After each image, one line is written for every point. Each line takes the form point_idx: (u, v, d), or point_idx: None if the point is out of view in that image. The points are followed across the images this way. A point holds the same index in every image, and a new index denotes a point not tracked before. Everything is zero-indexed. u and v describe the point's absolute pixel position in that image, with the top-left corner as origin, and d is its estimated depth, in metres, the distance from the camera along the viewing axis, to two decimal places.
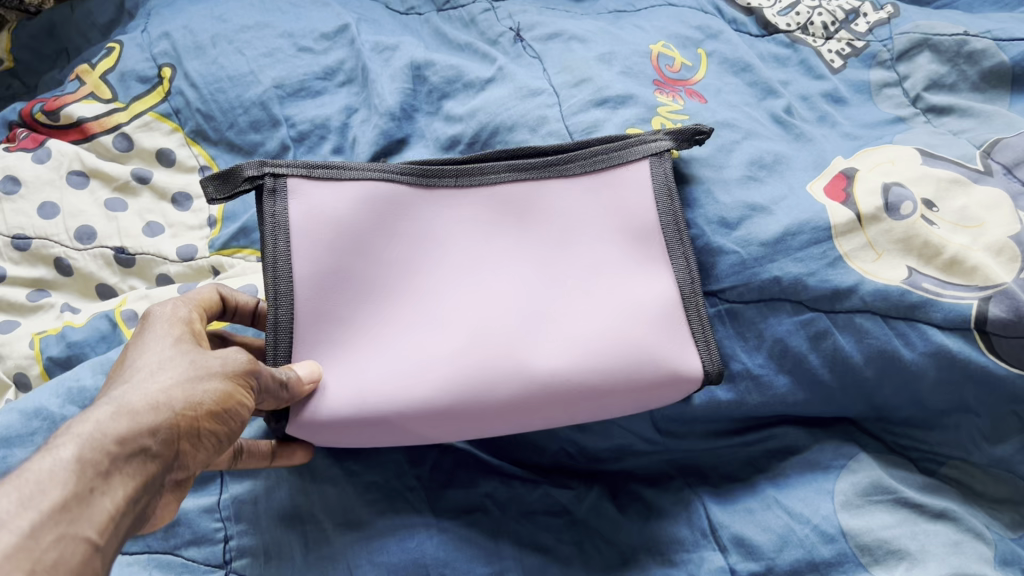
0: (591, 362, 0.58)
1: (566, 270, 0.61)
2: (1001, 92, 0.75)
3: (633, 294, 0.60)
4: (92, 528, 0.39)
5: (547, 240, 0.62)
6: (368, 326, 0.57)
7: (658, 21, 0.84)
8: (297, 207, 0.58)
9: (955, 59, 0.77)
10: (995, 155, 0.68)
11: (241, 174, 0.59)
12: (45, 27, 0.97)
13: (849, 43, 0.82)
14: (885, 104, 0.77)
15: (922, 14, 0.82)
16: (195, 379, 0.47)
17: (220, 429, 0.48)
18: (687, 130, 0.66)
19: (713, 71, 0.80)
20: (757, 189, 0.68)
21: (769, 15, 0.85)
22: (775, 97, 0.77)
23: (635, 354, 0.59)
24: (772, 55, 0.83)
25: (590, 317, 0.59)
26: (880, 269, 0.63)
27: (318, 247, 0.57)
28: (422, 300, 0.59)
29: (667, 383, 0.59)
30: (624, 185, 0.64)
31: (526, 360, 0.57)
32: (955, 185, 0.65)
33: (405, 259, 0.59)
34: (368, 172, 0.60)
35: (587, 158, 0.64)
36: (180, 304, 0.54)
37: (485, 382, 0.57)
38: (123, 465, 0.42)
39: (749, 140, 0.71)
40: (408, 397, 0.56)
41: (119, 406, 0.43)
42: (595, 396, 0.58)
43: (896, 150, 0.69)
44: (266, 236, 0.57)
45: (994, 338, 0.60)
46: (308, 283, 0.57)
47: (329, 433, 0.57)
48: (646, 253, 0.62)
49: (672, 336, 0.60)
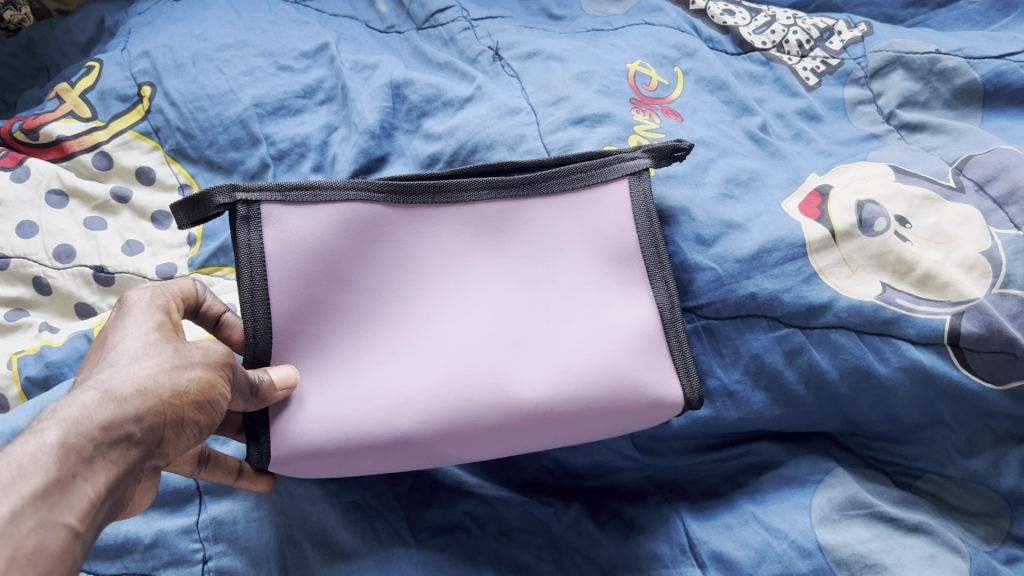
0: (575, 390, 0.58)
1: (545, 294, 0.61)
2: (973, 109, 0.77)
3: (614, 319, 0.61)
4: (71, 515, 0.40)
5: (527, 263, 0.62)
6: (347, 356, 0.58)
7: (635, 39, 0.85)
8: (272, 234, 0.57)
9: (928, 76, 0.78)
10: (967, 171, 0.69)
11: (211, 202, 0.56)
12: (25, 45, 1.02)
13: (824, 61, 0.83)
14: (859, 122, 0.78)
15: (895, 32, 0.83)
16: (180, 367, 0.47)
17: (203, 419, 0.48)
18: (665, 148, 0.66)
19: (689, 89, 0.81)
20: (732, 207, 0.69)
21: (744, 33, 0.86)
22: (751, 114, 0.78)
23: (616, 381, 0.59)
24: (747, 73, 0.84)
25: (570, 343, 0.60)
26: (854, 285, 0.64)
27: (294, 278, 0.57)
28: (402, 326, 0.59)
29: (647, 410, 0.60)
30: (604, 206, 0.64)
31: (510, 388, 0.58)
32: (927, 202, 0.67)
33: (385, 284, 0.59)
34: (345, 193, 0.58)
35: (566, 177, 0.64)
36: (162, 293, 0.55)
37: (469, 413, 0.57)
38: (106, 451, 0.42)
39: (724, 158, 0.72)
40: (391, 429, 0.56)
41: (106, 391, 0.43)
42: (577, 422, 0.59)
43: (870, 167, 0.71)
44: (242, 268, 0.56)
45: (967, 352, 0.61)
46: (287, 314, 0.57)
47: (311, 464, 0.57)
48: (626, 276, 0.63)
49: (654, 362, 0.60)
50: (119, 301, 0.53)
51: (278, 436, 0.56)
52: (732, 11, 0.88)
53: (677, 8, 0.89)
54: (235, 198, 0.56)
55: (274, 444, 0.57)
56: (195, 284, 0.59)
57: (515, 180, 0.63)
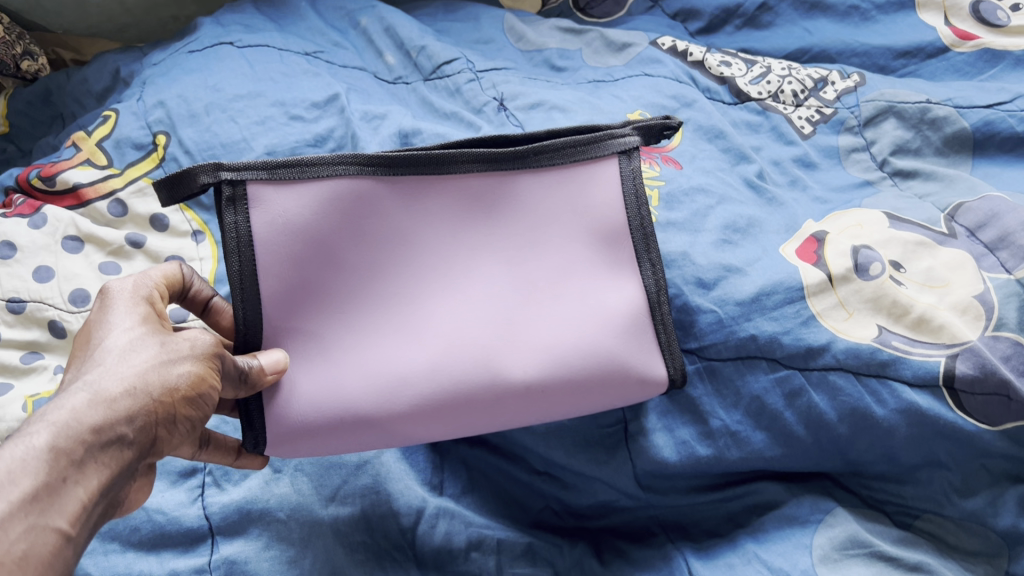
0: (565, 370, 0.61)
1: (534, 273, 0.62)
2: (964, 157, 0.79)
3: (600, 300, 0.63)
4: (62, 519, 0.41)
5: (515, 239, 0.63)
6: (341, 338, 0.57)
7: (634, 90, 0.87)
8: (259, 216, 0.56)
9: (920, 125, 0.81)
10: (959, 217, 0.72)
11: (194, 180, 0.55)
12: (42, 94, 1.04)
13: (818, 110, 0.85)
14: (854, 169, 0.81)
15: (887, 83, 0.86)
16: (169, 362, 0.49)
17: (194, 414, 0.50)
18: (655, 126, 0.68)
19: (688, 139, 0.83)
20: (732, 251, 0.71)
21: (741, 83, 0.89)
22: (748, 162, 0.80)
23: (603, 361, 0.62)
24: (744, 122, 0.87)
25: (560, 324, 0.61)
26: (851, 328, 0.66)
27: (285, 260, 0.56)
28: (393, 306, 0.59)
29: (633, 387, 0.63)
30: (591, 181, 0.65)
31: (502, 369, 0.59)
32: (921, 248, 0.69)
33: (377, 262, 0.58)
34: (334, 169, 0.57)
35: (555, 152, 0.64)
36: (145, 282, 0.55)
37: (463, 393, 0.59)
38: (99, 453, 0.44)
39: (722, 205, 0.75)
40: (387, 411, 0.58)
41: (96, 394, 0.45)
42: (566, 399, 0.62)
43: (864, 214, 0.74)
44: (230, 252, 0.55)
45: (961, 395, 0.62)
46: (277, 298, 0.56)
47: (305, 445, 0.58)
48: (613, 256, 0.65)
49: (640, 345, 0.63)
50: (101, 292, 0.53)
51: (274, 421, 0.57)
52: (729, 62, 0.91)
53: (675, 59, 0.91)
54: (220, 177, 0.55)
55: (268, 427, 0.57)
56: (181, 268, 0.60)
57: (505, 154, 0.62)
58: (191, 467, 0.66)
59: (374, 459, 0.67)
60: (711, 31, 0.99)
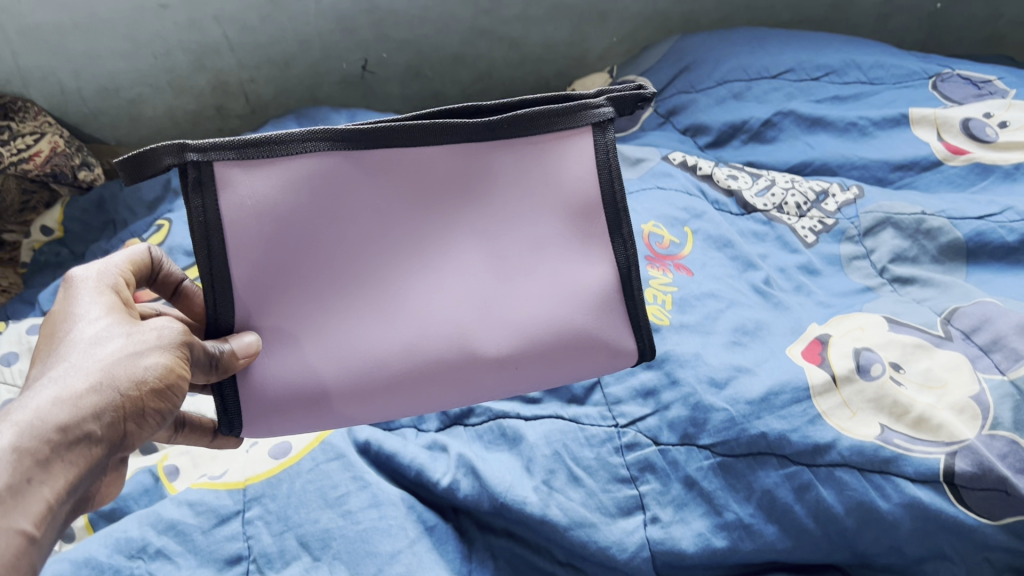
0: (539, 347, 0.58)
1: (510, 251, 0.58)
2: (958, 264, 0.85)
3: (574, 278, 0.59)
4: (26, 521, 0.41)
5: (490, 216, 0.58)
6: (313, 319, 0.55)
7: (649, 201, 0.94)
8: (227, 194, 0.52)
9: (916, 235, 0.87)
10: (954, 321, 0.77)
11: (155, 161, 0.51)
12: (95, 201, 1.13)
13: (820, 220, 0.92)
14: (855, 275, 0.86)
15: (884, 195, 0.92)
16: (137, 355, 0.48)
17: (166, 406, 0.48)
18: (628, 96, 0.61)
19: (698, 247, 0.89)
20: (741, 353, 0.77)
21: (747, 196, 0.95)
22: (755, 269, 0.87)
23: (577, 339, 0.59)
24: (751, 231, 0.93)
25: (537, 303, 0.58)
26: (856, 426, 0.70)
27: (254, 244, 0.53)
28: (365, 285, 0.55)
29: (604, 360, 0.61)
30: (565, 150, 0.59)
31: (475, 346, 0.57)
32: (919, 350, 0.74)
33: (343, 241, 0.54)
34: (301, 146, 0.53)
35: (528, 121, 0.58)
36: (109, 274, 0.55)
37: (438, 372, 0.57)
38: (64, 453, 0.43)
39: (732, 309, 0.81)
40: (362, 393, 0.56)
41: (62, 391, 0.44)
42: (539, 375, 0.59)
43: (866, 318, 0.79)
44: (195, 238, 0.51)
45: (962, 489, 0.65)
46: (251, 281, 0.53)
47: (281, 427, 0.56)
48: (588, 231, 0.59)
49: (612, 318, 0.60)
50: (63, 280, 0.53)
51: (247, 407, 0.55)
52: (735, 176, 0.98)
53: (685, 172, 0.99)
54: (185, 159, 0.51)
55: (243, 413, 0.55)
56: (149, 251, 0.61)
57: (481, 129, 0.57)
58: (236, 555, 0.69)
59: (406, 550, 0.67)
60: (719, 144, 1.06)
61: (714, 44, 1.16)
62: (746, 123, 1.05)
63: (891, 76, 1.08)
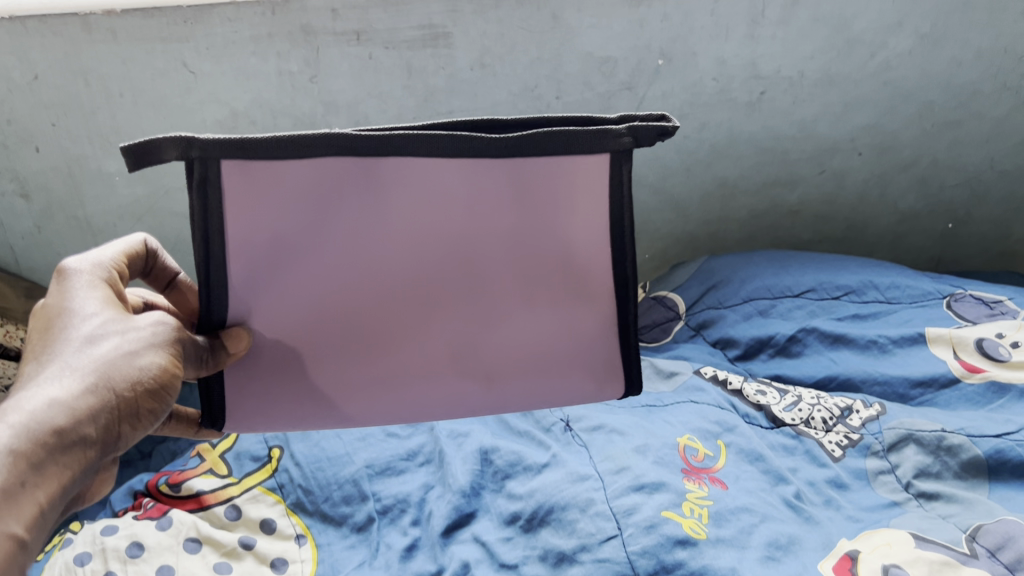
0: (527, 371, 0.69)
1: (509, 283, 0.65)
2: (981, 480, 0.89)
3: (575, 321, 0.68)
4: (18, 523, 0.47)
5: (495, 251, 0.63)
6: (315, 327, 0.63)
7: (682, 416, 1.02)
8: (227, 201, 0.56)
9: (937, 451, 0.92)
10: (980, 538, 0.81)
11: (161, 154, 0.54)
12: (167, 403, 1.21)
13: (846, 435, 0.98)
14: (882, 489, 0.91)
15: (905, 411, 0.98)
16: (133, 357, 0.55)
17: (157, 405, 0.56)
18: (650, 130, 0.61)
19: (732, 460, 0.95)
20: (776, 568, 0.80)
21: (775, 410, 1.02)
22: (786, 483, 0.92)
23: (564, 368, 0.70)
24: (781, 445, 0.98)
25: (531, 334, 0.67)
26: None
27: (256, 253, 0.59)
28: (371, 305, 0.63)
29: (585, 387, 0.71)
30: (579, 206, 0.63)
31: (466, 365, 0.67)
32: (947, 567, 0.78)
33: (350, 266, 0.61)
34: (310, 156, 0.56)
35: (541, 138, 0.60)
36: (100, 267, 0.62)
37: (430, 384, 0.67)
38: (58, 455, 0.50)
39: (765, 522, 0.85)
40: (359, 395, 0.66)
41: (59, 396, 0.51)
42: (523, 396, 0.70)
43: (893, 534, 0.83)
44: (194, 231, 0.57)
45: None
46: (249, 280, 0.60)
47: (264, 417, 0.67)
48: (589, 274, 0.66)
49: (598, 350, 0.70)
50: (59, 272, 0.60)
51: (229, 409, 0.66)
52: (764, 390, 1.06)
53: (717, 387, 1.06)
54: (190, 155, 0.55)
55: (223, 408, 0.65)
56: (145, 241, 0.71)
57: (481, 150, 0.59)
58: None
59: None
60: (747, 357, 1.14)
61: (738, 265, 1.27)
62: (772, 339, 1.13)
63: (907, 296, 1.17)
